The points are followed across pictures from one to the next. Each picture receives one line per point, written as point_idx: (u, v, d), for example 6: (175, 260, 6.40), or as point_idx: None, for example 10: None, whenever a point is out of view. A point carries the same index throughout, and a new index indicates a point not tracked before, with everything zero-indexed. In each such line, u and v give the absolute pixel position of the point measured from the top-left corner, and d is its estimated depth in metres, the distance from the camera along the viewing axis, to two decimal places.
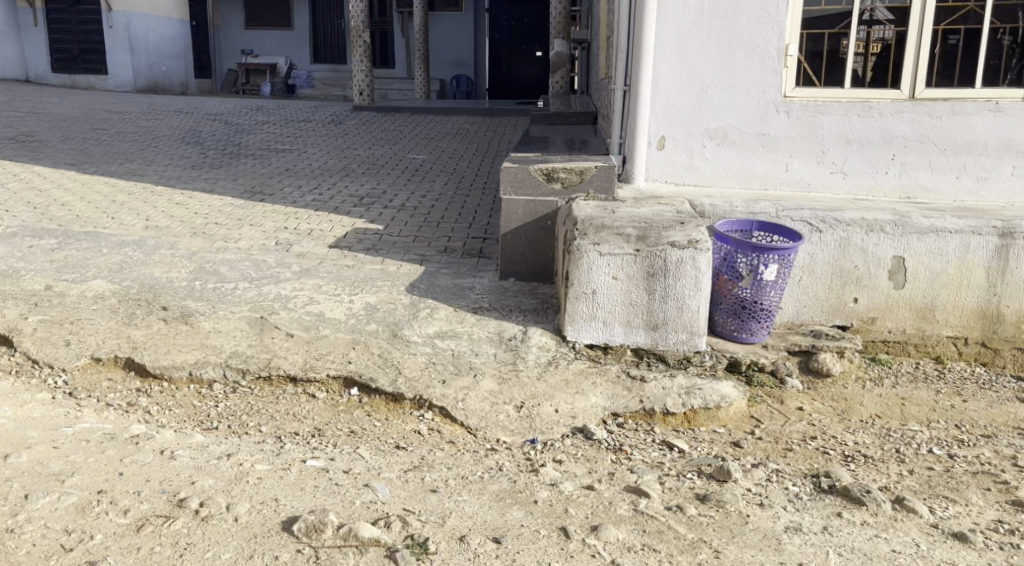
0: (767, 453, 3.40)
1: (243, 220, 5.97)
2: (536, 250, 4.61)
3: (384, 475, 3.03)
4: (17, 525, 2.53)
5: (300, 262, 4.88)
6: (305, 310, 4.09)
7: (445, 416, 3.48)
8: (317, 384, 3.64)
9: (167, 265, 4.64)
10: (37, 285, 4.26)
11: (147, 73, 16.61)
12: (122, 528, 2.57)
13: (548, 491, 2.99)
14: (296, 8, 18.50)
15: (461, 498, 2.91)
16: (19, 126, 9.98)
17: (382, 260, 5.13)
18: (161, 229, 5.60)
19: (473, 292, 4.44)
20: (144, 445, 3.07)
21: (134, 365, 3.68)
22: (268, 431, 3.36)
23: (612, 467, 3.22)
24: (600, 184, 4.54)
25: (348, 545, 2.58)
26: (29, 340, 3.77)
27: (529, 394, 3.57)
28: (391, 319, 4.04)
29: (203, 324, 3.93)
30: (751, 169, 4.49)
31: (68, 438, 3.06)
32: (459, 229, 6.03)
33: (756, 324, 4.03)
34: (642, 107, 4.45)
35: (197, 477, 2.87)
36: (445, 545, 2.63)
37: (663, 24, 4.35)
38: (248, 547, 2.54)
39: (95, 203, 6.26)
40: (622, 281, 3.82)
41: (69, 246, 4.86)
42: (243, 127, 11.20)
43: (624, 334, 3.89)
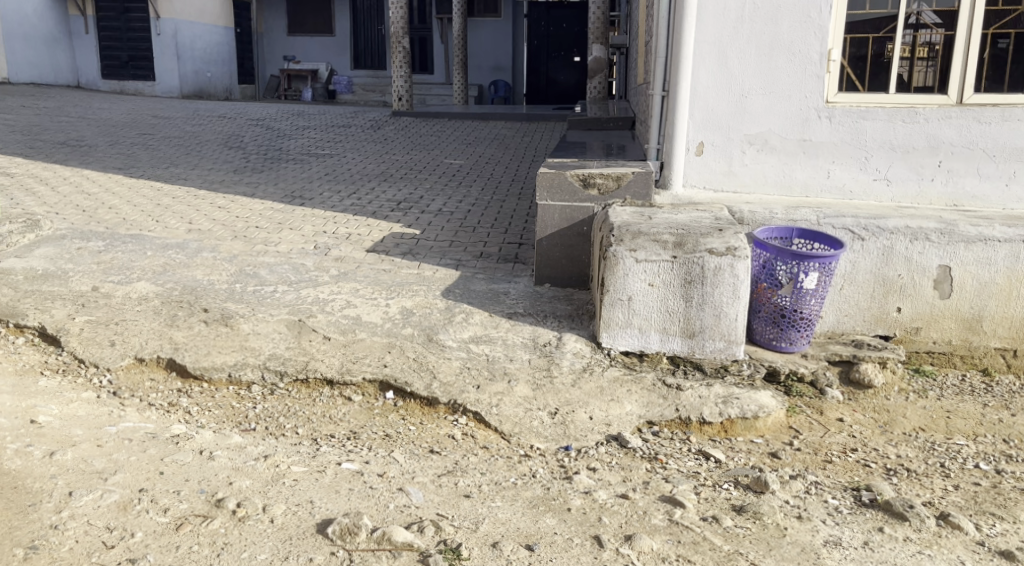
0: (806, 465, 3.35)
1: (283, 224, 6.05)
2: (571, 255, 4.59)
3: (418, 479, 3.05)
4: (60, 522, 2.57)
5: (338, 266, 4.92)
6: (341, 314, 4.12)
7: (480, 421, 3.49)
8: (353, 387, 3.67)
9: (209, 268, 4.71)
10: (84, 287, 4.35)
11: (193, 79, 16.95)
12: (162, 527, 2.61)
13: (582, 499, 2.97)
14: (337, 15, 18.77)
15: (494, 505, 2.91)
16: (70, 131, 10.25)
17: (418, 264, 5.15)
18: (203, 232, 5.69)
19: (508, 298, 4.42)
20: (184, 445, 3.12)
21: (176, 366, 3.74)
22: (304, 433, 3.39)
23: (647, 476, 3.19)
24: (637, 189, 4.51)
25: (381, 549, 2.58)
26: (75, 341, 3.86)
27: (563, 401, 3.56)
28: (426, 324, 4.05)
29: (243, 325, 3.98)
30: (791, 175, 4.43)
31: (112, 437, 3.12)
32: (495, 234, 6.04)
33: (796, 333, 3.97)
34: (681, 112, 4.41)
35: (234, 478, 2.91)
36: (478, 552, 2.62)
37: (702, 30, 4.31)
38: (284, 548, 2.56)
39: (140, 206, 6.38)
40: (658, 288, 3.78)
41: (115, 249, 4.95)
42: (284, 133, 11.34)
43: (660, 341, 3.86)
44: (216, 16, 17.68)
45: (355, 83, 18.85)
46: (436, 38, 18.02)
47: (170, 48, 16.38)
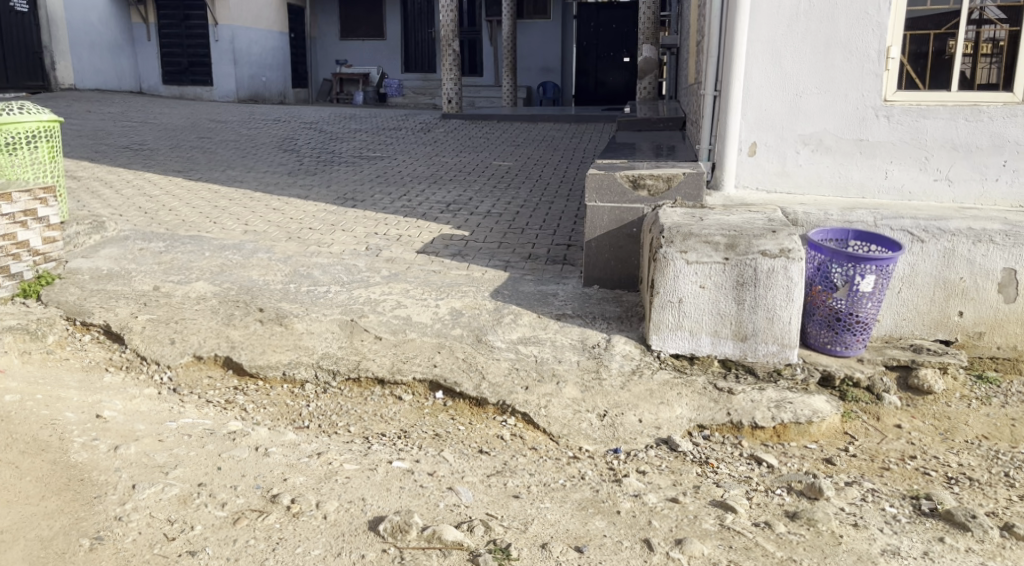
0: (861, 472, 3.28)
1: (336, 225, 6.14)
2: (620, 257, 4.57)
3: (467, 479, 3.07)
4: (124, 514, 2.65)
5: (389, 267, 4.98)
6: (392, 314, 4.16)
7: (528, 422, 3.49)
8: (403, 386, 3.71)
9: (265, 268, 4.81)
10: (146, 286, 4.48)
11: (248, 83, 17.31)
12: (220, 520, 2.67)
13: (631, 502, 2.96)
14: (388, 18, 18.99)
15: (543, 506, 2.91)
16: (132, 135, 10.56)
17: (467, 265, 5.19)
18: (259, 234, 5.81)
19: (556, 299, 4.42)
20: (240, 442, 3.19)
21: (232, 364, 3.83)
22: (356, 432, 3.45)
23: (697, 480, 3.17)
24: (687, 191, 4.47)
25: (432, 547, 2.61)
26: (138, 338, 3.97)
27: (612, 403, 3.54)
28: (475, 324, 4.07)
29: (297, 325, 4.05)
30: (847, 176, 4.35)
31: (172, 433, 3.21)
32: (544, 235, 6.04)
33: (852, 337, 3.89)
34: (733, 112, 4.36)
35: (289, 474, 2.97)
36: (527, 553, 2.62)
37: (756, 28, 4.26)
38: (337, 544, 2.60)
39: (198, 208, 6.55)
40: (710, 290, 3.74)
41: (175, 249, 5.09)
42: (335, 136, 11.51)
43: (711, 344, 3.81)
44: (271, 22, 18.02)
45: (406, 86, 19.04)
46: (485, 40, 18.12)
47: (227, 53, 16.73)
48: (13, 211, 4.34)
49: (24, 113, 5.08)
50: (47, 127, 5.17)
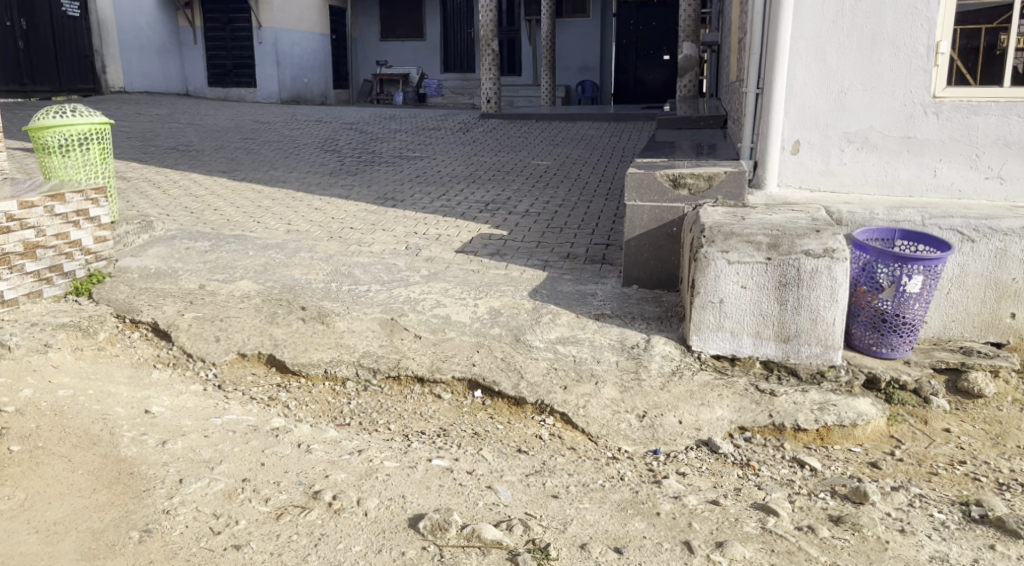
0: (908, 477, 3.21)
1: (376, 225, 6.20)
2: (659, 257, 4.53)
3: (506, 478, 3.07)
4: (172, 507, 2.70)
5: (428, 266, 5.01)
6: (432, 313, 4.19)
7: (567, 422, 3.49)
8: (442, 385, 3.73)
9: (307, 267, 4.87)
10: (192, 284, 4.57)
11: (290, 85, 17.55)
12: (264, 515, 2.71)
13: (671, 504, 2.94)
14: (428, 18, 19.11)
15: (582, 506, 2.91)
16: (178, 136, 10.76)
17: (505, 265, 5.20)
18: (301, 233, 5.88)
19: (595, 299, 4.40)
20: (283, 438, 3.23)
21: (275, 361, 3.89)
22: (396, 430, 3.47)
23: (738, 483, 3.14)
24: (729, 189, 4.41)
25: (471, 546, 2.61)
26: (184, 335, 4.05)
27: (651, 404, 3.51)
28: (514, 324, 4.08)
29: (338, 323, 4.09)
30: (894, 174, 4.26)
31: (217, 428, 3.27)
32: (582, 235, 6.03)
33: (898, 339, 3.81)
34: (776, 110, 4.31)
35: (330, 471, 3.00)
36: (566, 553, 2.62)
37: (799, 25, 4.19)
38: (377, 541, 2.62)
39: (243, 209, 6.65)
40: (751, 290, 3.70)
41: (220, 248, 5.17)
42: (376, 136, 11.63)
43: (752, 345, 3.76)
44: (312, 24, 18.23)
45: (445, 86, 19.15)
46: (525, 39, 18.15)
47: (270, 56, 16.98)
48: (66, 211, 4.44)
49: (77, 116, 5.19)
50: (99, 129, 5.29)
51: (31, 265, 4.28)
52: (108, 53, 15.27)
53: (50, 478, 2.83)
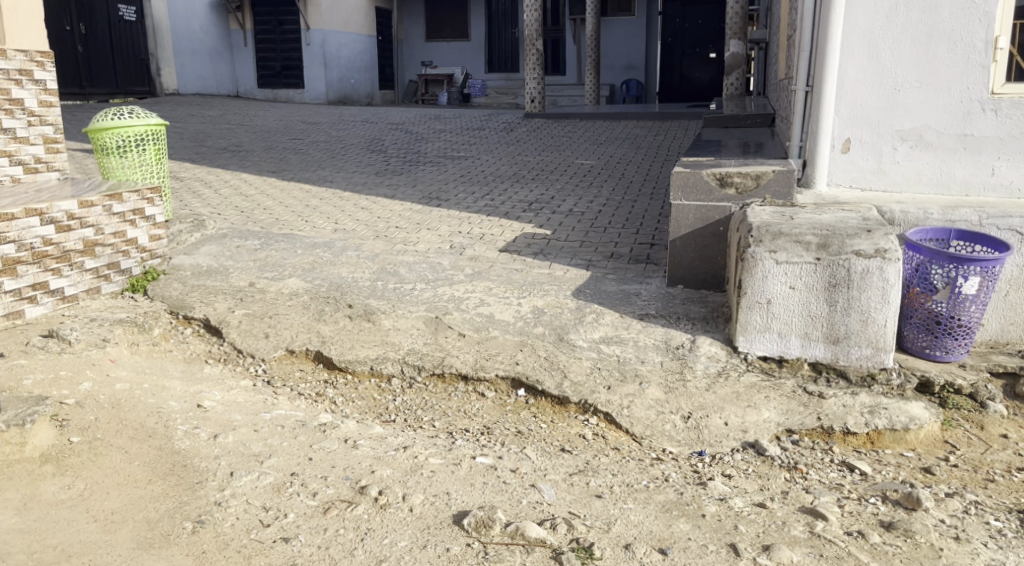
0: (963, 483, 3.14)
1: (421, 224, 6.25)
2: (705, 257, 4.48)
3: (550, 477, 3.08)
4: (223, 499, 2.76)
5: (473, 265, 5.03)
6: (476, 311, 4.21)
7: (611, 422, 3.48)
8: (486, 383, 3.74)
9: (353, 265, 4.92)
10: (243, 282, 4.66)
11: (337, 86, 17.77)
12: (311, 509, 2.75)
13: (717, 506, 2.91)
14: (473, 19, 19.21)
15: (626, 506, 2.89)
16: (228, 137, 10.97)
17: (549, 264, 5.19)
18: (348, 232, 5.95)
19: (639, 299, 4.38)
20: (330, 434, 3.28)
21: (323, 358, 3.95)
22: (441, 427, 3.50)
23: (786, 485, 3.10)
24: (778, 187, 4.35)
25: (515, 543, 2.62)
26: (235, 332, 4.13)
27: (697, 405, 3.48)
28: (557, 323, 4.07)
29: (384, 321, 4.14)
30: (949, 173, 4.16)
31: (267, 423, 3.33)
32: (627, 234, 6.00)
33: (954, 342, 3.73)
34: (826, 108, 4.23)
35: (376, 467, 3.03)
36: (610, 553, 2.61)
37: (851, 21, 4.12)
38: (422, 536, 2.65)
39: (291, 208, 6.75)
40: (800, 291, 3.64)
41: (270, 247, 5.26)
42: (421, 135, 11.73)
43: (800, 347, 3.70)
44: (359, 25, 18.42)
45: (489, 86, 19.21)
46: (569, 39, 18.13)
47: (317, 57, 17.22)
48: (124, 209, 4.57)
49: (135, 117, 5.33)
50: (154, 130, 5.42)
51: (91, 262, 4.40)
52: (162, 56, 15.64)
53: (108, 469, 2.91)
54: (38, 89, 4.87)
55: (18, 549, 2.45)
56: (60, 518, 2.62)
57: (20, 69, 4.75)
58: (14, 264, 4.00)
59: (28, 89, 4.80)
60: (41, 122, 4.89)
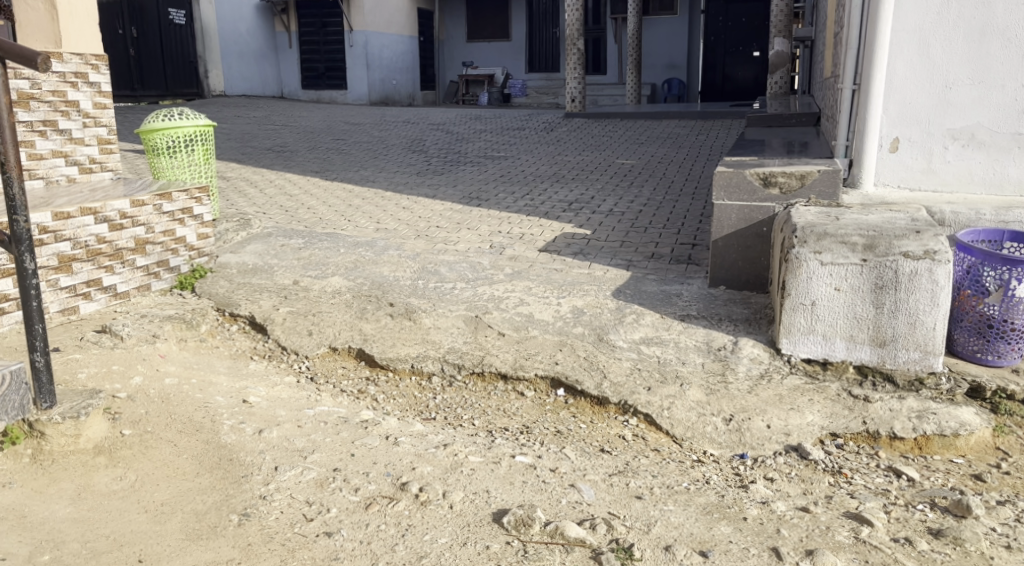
0: (1016, 491, 3.06)
1: (462, 224, 6.28)
2: (748, 257, 4.43)
3: (589, 477, 3.07)
4: (268, 493, 2.80)
5: (513, 264, 5.05)
6: (515, 311, 4.22)
7: (651, 423, 3.46)
8: (525, 382, 3.75)
9: (395, 264, 4.96)
10: (287, 280, 4.73)
11: (380, 87, 17.93)
12: (353, 504, 2.78)
13: (759, 509, 2.88)
14: (515, 19, 19.24)
15: (667, 508, 2.87)
16: (273, 137, 11.14)
17: (589, 264, 5.18)
18: (390, 231, 6.01)
19: (680, 300, 4.34)
20: (372, 430, 3.31)
21: (364, 356, 3.99)
22: (480, 425, 3.52)
23: (830, 490, 3.06)
24: (822, 187, 4.26)
25: (555, 542, 2.62)
26: (279, 329, 4.20)
27: (739, 407, 3.44)
28: (597, 323, 4.06)
29: (424, 320, 4.16)
30: (1002, 172, 4.09)
31: (310, 419, 3.37)
32: (667, 234, 5.96)
33: (1006, 346, 3.61)
34: (874, 107, 4.16)
35: (417, 464, 3.06)
36: (650, 554, 2.60)
37: (901, 17, 4.05)
38: (462, 533, 2.66)
39: (334, 207, 6.83)
40: (846, 292, 3.58)
41: (313, 245, 5.32)
42: (462, 136, 11.78)
43: (846, 350, 3.63)
44: (401, 26, 18.56)
45: (530, 86, 19.22)
46: (610, 38, 18.06)
47: (360, 58, 17.40)
48: (173, 208, 4.67)
49: (184, 119, 5.44)
50: (203, 131, 5.53)
51: (141, 260, 4.50)
52: (210, 58, 15.93)
53: (157, 461, 2.97)
54: (92, 91, 5.00)
55: (72, 538, 2.52)
56: (112, 508, 2.69)
57: (76, 72, 4.88)
58: (69, 261, 4.11)
59: (83, 91, 4.93)
60: (95, 123, 5.02)
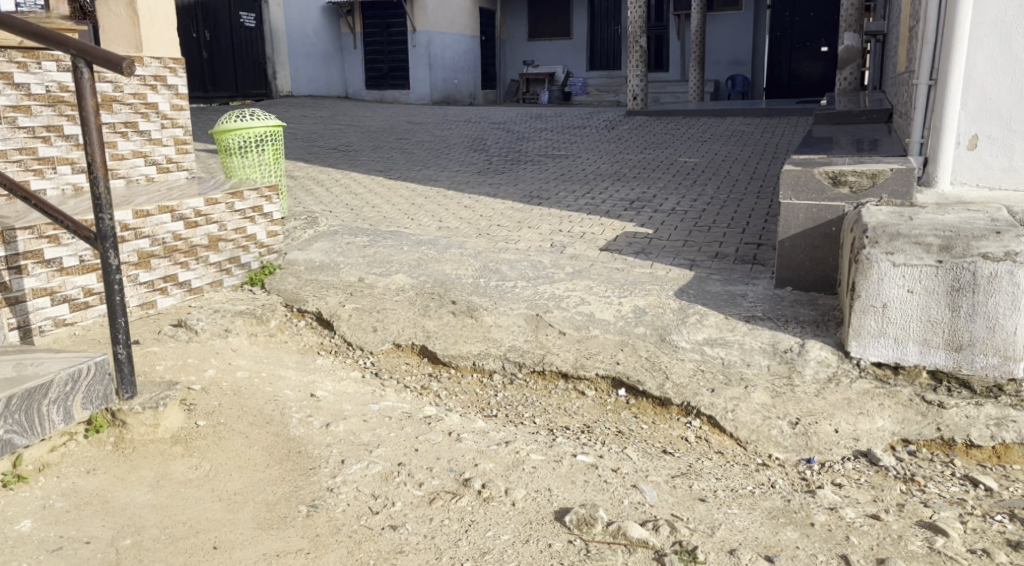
0: None
1: (523, 223, 6.29)
2: (816, 258, 4.33)
3: (651, 478, 3.04)
4: (335, 485, 2.86)
5: (574, 263, 5.03)
6: (576, 310, 4.20)
7: (715, 425, 3.40)
8: (587, 382, 3.74)
9: (457, 262, 5.00)
10: (352, 277, 4.81)
11: (442, 86, 18.09)
12: (417, 499, 2.82)
13: (827, 515, 2.81)
14: (577, 17, 19.19)
15: (731, 511, 2.84)
16: (338, 137, 11.34)
17: (651, 264, 5.14)
18: (452, 230, 6.06)
19: (745, 300, 4.28)
20: (435, 426, 3.35)
21: (427, 352, 4.05)
22: (541, 424, 3.53)
23: (901, 498, 2.97)
24: (895, 186, 4.16)
25: (617, 543, 2.60)
26: (344, 325, 4.28)
27: (805, 411, 3.37)
28: (660, 324, 4.02)
29: (486, 318, 4.19)
30: None
31: (375, 414, 3.43)
32: (731, 234, 5.87)
33: None
34: (952, 103, 4.03)
35: (479, 460, 3.08)
36: (714, 557, 2.56)
37: (982, 10, 3.92)
38: (525, 531, 2.67)
39: (397, 206, 6.92)
40: (919, 294, 3.47)
41: (377, 244, 5.40)
42: (523, 135, 11.80)
43: (919, 354, 3.52)
44: (463, 25, 18.69)
45: (591, 85, 19.15)
46: (673, 36, 17.87)
47: (423, 58, 17.60)
48: (244, 207, 4.80)
49: (255, 119, 5.57)
50: (273, 131, 5.66)
51: (214, 257, 4.63)
52: (278, 60, 16.31)
53: (230, 452, 3.06)
54: (170, 93, 5.17)
55: (151, 523, 2.61)
56: (188, 496, 2.78)
57: (155, 75, 5.05)
58: (148, 257, 4.25)
59: (161, 93, 5.10)
60: (173, 124, 5.19)
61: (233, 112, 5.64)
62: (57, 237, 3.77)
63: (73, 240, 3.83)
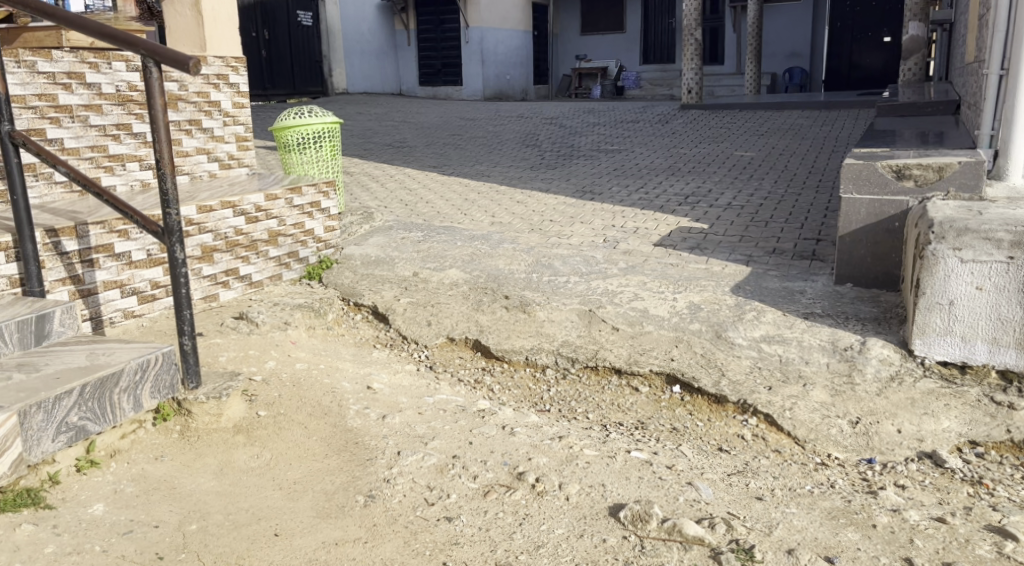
0: None
1: (575, 218, 6.27)
2: (877, 254, 4.22)
3: (707, 476, 3.01)
4: (391, 477, 2.89)
5: (627, 259, 5.00)
6: (630, 306, 4.17)
7: (772, 424, 3.34)
8: (640, 378, 3.71)
9: (510, 257, 5.01)
10: (406, 272, 4.85)
11: (494, 82, 18.13)
12: (472, 492, 2.84)
13: (890, 517, 2.74)
14: (630, 11, 19.05)
15: (789, 510, 2.79)
16: (393, 133, 11.46)
17: (706, 259, 5.07)
18: (504, 225, 6.07)
19: (804, 296, 4.20)
20: (488, 420, 3.37)
21: (480, 346, 4.07)
22: (594, 419, 3.51)
23: (968, 501, 2.88)
24: (963, 180, 4.04)
25: (672, 540, 2.58)
26: (400, 318, 4.33)
27: (866, 410, 3.31)
28: (715, 320, 3.96)
29: (539, 313, 4.19)
30: None
31: (430, 406, 3.46)
32: (789, 229, 5.76)
33: None
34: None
35: (533, 454, 3.08)
36: (772, 556, 2.51)
37: None
38: (579, 525, 2.66)
39: (451, 201, 6.96)
40: (988, 291, 3.37)
41: (431, 239, 5.43)
42: (576, 130, 11.77)
43: (987, 353, 3.41)
44: (517, 21, 18.71)
45: (644, 79, 18.98)
46: (729, 28, 17.61)
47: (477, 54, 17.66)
48: (303, 202, 4.89)
49: (313, 116, 5.65)
50: (330, 128, 5.74)
51: (273, 251, 4.73)
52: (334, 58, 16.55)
53: (290, 442, 3.12)
54: (232, 91, 5.28)
55: (216, 510, 2.68)
56: (251, 484, 2.84)
57: (218, 74, 5.17)
58: (211, 251, 4.35)
59: (224, 91, 5.21)
60: (234, 122, 5.31)
61: (292, 110, 5.76)
62: (127, 232, 3.89)
63: (142, 234, 3.95)
